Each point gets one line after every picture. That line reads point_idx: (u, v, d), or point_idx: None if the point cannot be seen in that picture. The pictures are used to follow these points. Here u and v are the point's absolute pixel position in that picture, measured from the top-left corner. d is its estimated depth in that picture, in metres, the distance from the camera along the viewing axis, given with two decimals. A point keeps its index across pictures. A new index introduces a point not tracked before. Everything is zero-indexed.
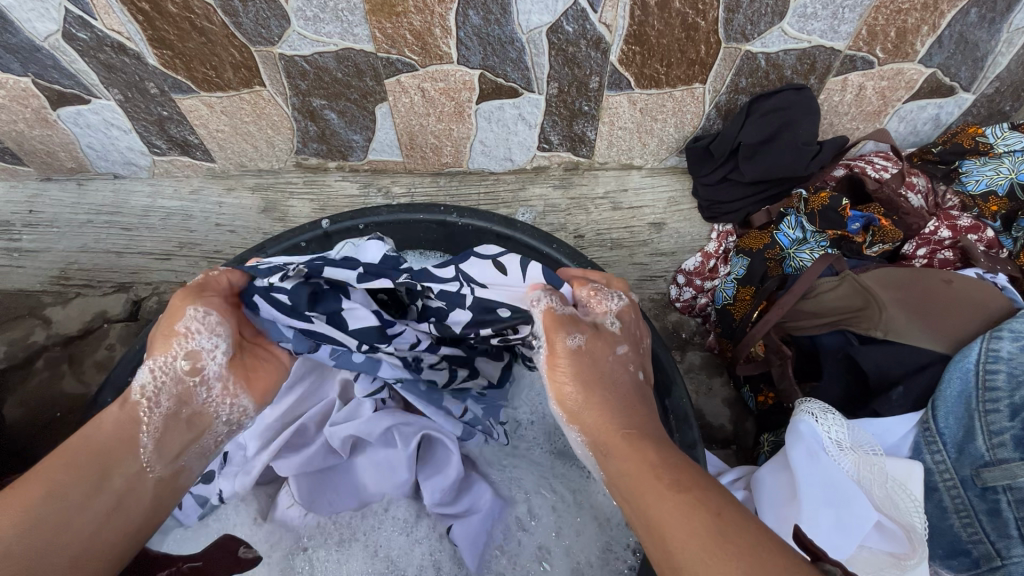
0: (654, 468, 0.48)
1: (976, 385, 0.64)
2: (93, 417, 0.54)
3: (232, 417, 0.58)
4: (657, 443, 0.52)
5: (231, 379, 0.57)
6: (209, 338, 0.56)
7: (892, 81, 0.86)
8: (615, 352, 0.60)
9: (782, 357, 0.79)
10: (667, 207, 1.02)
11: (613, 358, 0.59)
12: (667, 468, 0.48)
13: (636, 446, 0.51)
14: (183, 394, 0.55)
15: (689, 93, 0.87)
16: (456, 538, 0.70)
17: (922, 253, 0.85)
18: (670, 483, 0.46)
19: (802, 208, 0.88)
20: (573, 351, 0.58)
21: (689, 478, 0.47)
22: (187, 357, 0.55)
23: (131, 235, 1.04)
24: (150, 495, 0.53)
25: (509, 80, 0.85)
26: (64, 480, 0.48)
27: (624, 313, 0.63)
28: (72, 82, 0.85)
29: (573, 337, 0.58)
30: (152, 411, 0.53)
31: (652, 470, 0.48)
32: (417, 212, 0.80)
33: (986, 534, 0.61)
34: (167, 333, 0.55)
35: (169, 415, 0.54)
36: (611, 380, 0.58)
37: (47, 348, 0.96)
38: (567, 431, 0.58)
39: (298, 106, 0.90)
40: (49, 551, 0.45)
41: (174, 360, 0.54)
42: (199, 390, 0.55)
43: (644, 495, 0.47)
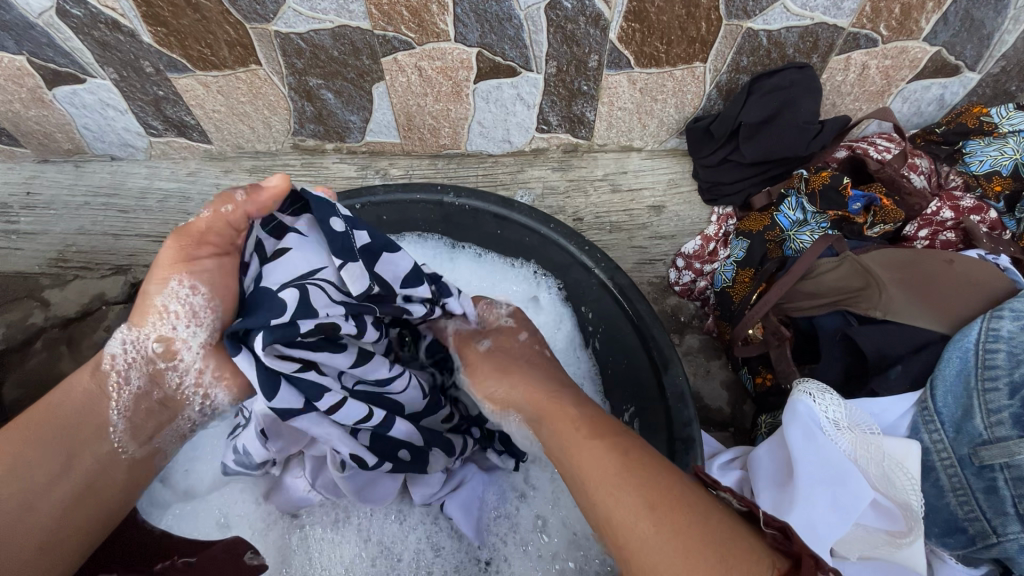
0: (571, 422, 0.55)
1: (975, 364, 0.64)
2: (61, 385, 0.56)
3: (205, 403, 0.62)
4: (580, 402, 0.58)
5: (208, 365, 0.59)
6: (187, 325, 0.56)
7: (896, 60, 0.84)
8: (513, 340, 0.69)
9: (780, 339, 0.78)
10: (667, 189, 1.01)
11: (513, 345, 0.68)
12: (581, 421, 0.54)
13: (557, 407, 0.57)
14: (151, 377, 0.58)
15: (689, 72, 0.86)
16: (451, 511, 0.70)
17: (923, 235, 0.85)
18: (586, 433, 0.53)
19: (802, 188, 0.87)
20: (482, 352, 0.67)
21: (602, 426, 0.53)
22: (160, 341, 0.57)
23: (129, 217, 1.04)
24: (123, 475, 0.56)
25: (507, 59, 0.84)
26: (32, 457, 0.50)
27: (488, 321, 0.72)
28: (66, 61, 0.84)
29: (479, 342, 0.68)
30: (122, 389, 0.56)
31: (572, 425, 0.54)
32: (414, 192, 0.80)
33: (983, 511, 0.61)
34: (144, 309, 0.57)
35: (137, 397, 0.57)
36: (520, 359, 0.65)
37: (46, 329, 0.96)
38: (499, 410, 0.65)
39: (294, 86, 0.89)
40: (20, 528, 0.48)
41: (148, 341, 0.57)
42: (170, 372, 0.58)
43: (567, 447, 0.53)
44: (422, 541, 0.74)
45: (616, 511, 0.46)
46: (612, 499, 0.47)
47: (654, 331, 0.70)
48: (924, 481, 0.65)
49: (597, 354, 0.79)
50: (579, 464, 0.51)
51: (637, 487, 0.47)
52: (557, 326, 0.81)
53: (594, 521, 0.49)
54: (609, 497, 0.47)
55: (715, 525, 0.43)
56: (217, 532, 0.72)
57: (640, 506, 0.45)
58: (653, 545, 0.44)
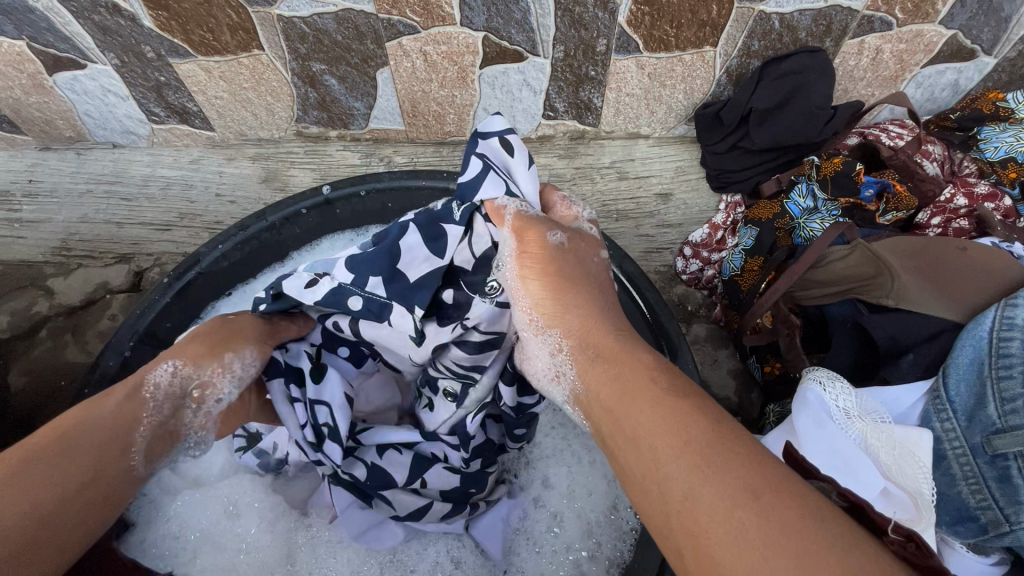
0: (646, 375, 0.44)
1: (988, 352, 0.63)
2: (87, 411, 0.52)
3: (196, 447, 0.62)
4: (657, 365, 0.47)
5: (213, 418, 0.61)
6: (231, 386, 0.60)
7: (911, 44, 0.83)
8: (597, 255, 0.56)
9: (790, 327, 0.77)
10: (675, 177, 1.00)
11: (595, 260, 0.56)
12: (658, 381, 0.44)
13: (624, 356, 0.47)
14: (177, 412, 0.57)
15: (699, 57, 0.84)
16: (477, 538, 0.73)
17: (936, 223, 0.83)
18: (670, 396, 0.42)
19: (813, 175, 0.86)
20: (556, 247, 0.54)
21: (684, 385, 0.43)
22: (199, 387, 0.58)
23: (131, 205, 1.03)
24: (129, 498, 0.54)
25: (514, 43, 0.82)
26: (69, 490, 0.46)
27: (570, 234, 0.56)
28: (67, 46, 0.83)
29: (555, 235, 0.55)
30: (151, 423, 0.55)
31: (644, 383, 0.43)
32: (418, 178, 0.78)
33: (995, 500, 0.61)
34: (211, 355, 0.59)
35: (157, 432, 0.56)
36: (595, 281, 0.54)
37: (50, 317, 0.96)
38: (547, 335, 0.53)
39: (297, 71, 0.88)
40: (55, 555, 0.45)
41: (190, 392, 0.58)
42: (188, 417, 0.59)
43: (635, 399, 0.43)
44: (441, 552, 0.73)
45: (705, 491, 0.36)
46: (706, 478, 0.36)
47: (664, 322, 0.69)
48: (936, 470, 0.65)
49: None
50: (657, 427, 0.40)
51: (739, 470, 0.36)
52: None
53: (659, 495, 0.38)
54: (698, 475, 0.37)
55: (841, 536, 0.33)
56: (227, 520, 0.73)
57: (741, 492, 0.35)
58: (758, 543, 0.33)
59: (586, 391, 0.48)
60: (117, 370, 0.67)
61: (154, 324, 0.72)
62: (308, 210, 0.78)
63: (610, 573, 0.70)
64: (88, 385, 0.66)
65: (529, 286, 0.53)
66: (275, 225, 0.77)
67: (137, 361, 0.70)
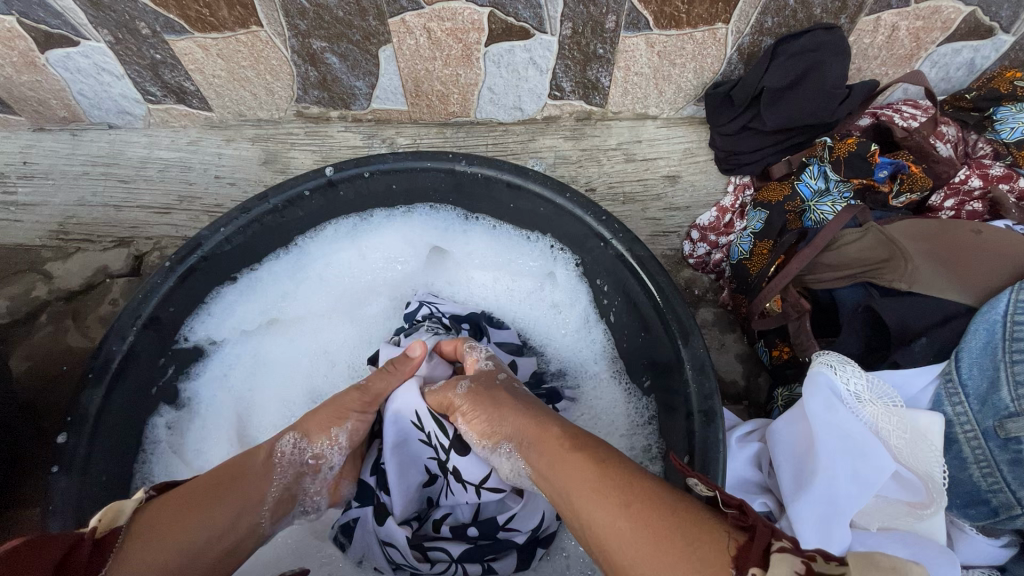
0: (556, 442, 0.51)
1: (1002, 335, 0.63)
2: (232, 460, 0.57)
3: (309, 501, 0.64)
4: (563, 421, 0.55)
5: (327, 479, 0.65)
6: (338, 454, 0.64)
7: (928, 21, 0.80)
8: (458, 390, 0.63)
9: (800, 312, 0.76)
10: (682, 159, 0.98)
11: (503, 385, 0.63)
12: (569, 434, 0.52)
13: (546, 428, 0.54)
14: (298, 479, 0.61)
15: (710, 34, 0.82)
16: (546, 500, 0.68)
17: (950, 205, 0.83)
18: (571, 450, 0.50)
19: (825, 156, 0.85)
20: (464, 394, 0.63)
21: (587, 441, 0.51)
22: (314, 456, 0.62)
23: (130, 187, 1.01)
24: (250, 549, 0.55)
25: (520, 19, 0.80)
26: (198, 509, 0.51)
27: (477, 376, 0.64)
28: (59, 21, 0.80)
29: (461, 384, 0.63)
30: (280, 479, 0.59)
31: (558, 441, 0.51)
32: (423, 160, 0.76)
33: (1007, 482, 0.61)
34: (322, 424, 0.62)
35: (283, 493, 0.59)
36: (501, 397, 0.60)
37: (50, 302, 0.95)
38: (492, 454, 0.60)
39: (298, 49, 0.86)
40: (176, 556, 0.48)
41: (307, 452, 0.61)
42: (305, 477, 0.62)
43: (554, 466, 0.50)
44: None
45: (598, 515, 0.43)
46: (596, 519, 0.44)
47: (675, 305, 0.67)
48: (946, 453, 0.66)
49: (612, 326, 0.80)
50: (565, 472, 0.48)
51: (613, 488, 0.44)
52: (572, 298, 0.84)
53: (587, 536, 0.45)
54: (591, 503, 0.44)
55: (693, 518, 0.41)
56: None
57: (618, 504, 0.43)
58: (628, 546, 0.41)
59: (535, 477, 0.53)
60: (121, 355, 0.67)
61: (158, 309, 0.71)
62: (310, 192, 0.76)
63: None
64: (93, 370, 0.65)
65: (463, 422, 0.62)
66: (279, 208, 0.75)
67: (142, 345, 0.70)
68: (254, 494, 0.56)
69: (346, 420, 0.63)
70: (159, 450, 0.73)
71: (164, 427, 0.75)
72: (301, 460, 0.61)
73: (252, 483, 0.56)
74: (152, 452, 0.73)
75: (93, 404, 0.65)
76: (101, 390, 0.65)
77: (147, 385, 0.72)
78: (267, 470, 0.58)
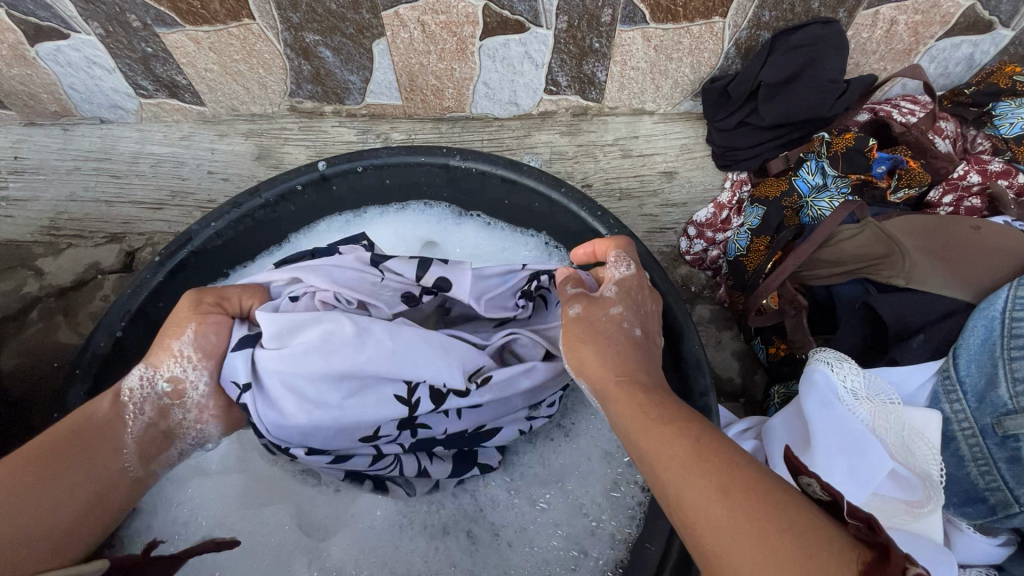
0: (640, 411, 0.46)
1: (1000, 332, 0.62)
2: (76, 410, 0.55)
3: (198, 438, 0.62)
4: (654, 387, 0.49)
5: (211, 404, 0.60)
6: (194, 371, 0.58)
7: (927, 15, 0.80)
8: (570, 314, 0.56)
9: (796, 308, 0.76)
10: (680, 154, 0.97)
11: (607, 318, 0.55)
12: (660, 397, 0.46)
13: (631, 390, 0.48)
14: (161, 412, 0.58)
15: (707, 29, 0.81)
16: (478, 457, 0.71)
17: (948, 200, 0.82)
18: (658, 419, 0.44)
19: (823, 152, 0.84)
20: (573, 318, 0.56)
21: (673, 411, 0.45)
22: (170, 380, 0.58)
23: (122, 183, 1.00)
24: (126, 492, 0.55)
25: (515, 13, 0.79)
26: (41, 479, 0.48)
27: (583, 308, 0.56)
28: (48, 14, 0.79)
29: (572, 307, 0.57)
30: (137, 418, 0.56)
31: (652, 404, 0.46)
32: (417, 155, 0.75)
33: (1004, 481, 0.61)
34: (164, 348, 0.58)
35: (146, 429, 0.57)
36: (607, 336, 0.54)
37: (41, 298, 0.94)
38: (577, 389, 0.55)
39: (291, 42, 0.85)
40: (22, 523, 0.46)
41: (157, 380, 0.57)
42: (175, 408, 0.59)
43: (638, 434, 0.44)
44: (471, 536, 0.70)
45: (688, 493, 0.39)
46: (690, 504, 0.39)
47: (671, 300, 0.67)
48: (944, 451, 0.65)
49: None
50: (655, 437, 0.43)
51: (711, 470, 0.39)
52: None
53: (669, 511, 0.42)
54: (683, 479, 0.40)
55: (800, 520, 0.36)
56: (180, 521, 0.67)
57: (714, 490, 0.38)
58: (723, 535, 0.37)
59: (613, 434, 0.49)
60: (109, 351, 0.66)
61: (147, 304, 0.70)
62: (302, 186, 0.75)
63: (615, 547, 0.68)
64: (79, 366, 0.64)
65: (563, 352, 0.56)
66: (271, 202, 0.74)
67: (130, 341, 0.69)
68: (106, 445, 0.53)
69: (186, 330, 0.58)
70: None
71: None
72: (155, 391, 0.57)
73: (97, 439, 0.53)
74: None
75: (79, 400, 0.64)
76: (87, 386, 0.64)
77: None
78: (115, 412, 0.55)
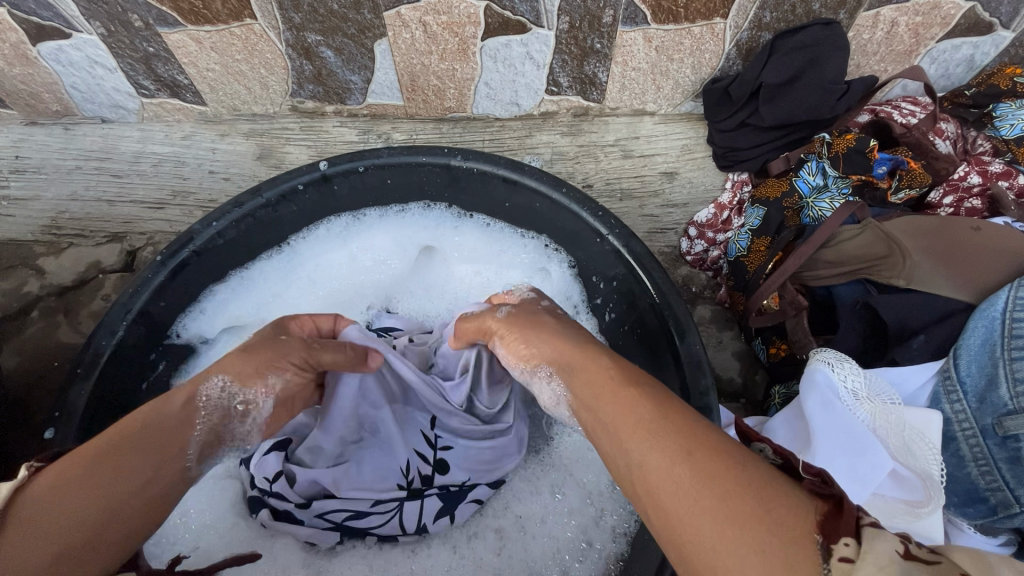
0: (601, 372, 0.47)
1: (1001, 332, 0.62)
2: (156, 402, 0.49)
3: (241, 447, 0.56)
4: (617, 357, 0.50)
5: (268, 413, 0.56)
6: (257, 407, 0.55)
7: (927, 16, 0.80)
8: (496, 314, 0.64)
9: (797, 309, 0.76)
10: (681, 155, 0.97)
11: (542, 308, 0.63)
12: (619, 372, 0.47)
13: (595, 360, 0.49)
14: (223, 428, 0.52)
15: (709, 29, 0.81)
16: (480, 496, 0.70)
17: (948, 202, 0.83)
18: (622, 382, 0.45)
19: (824, 152, 0.84)
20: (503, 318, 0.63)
21: (642, 378, 0.46)
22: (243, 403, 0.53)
23: (122, 182, 1.00)
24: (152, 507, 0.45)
25: (517, 14, 0.79)
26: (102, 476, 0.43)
27: (515, 310, 0.63)
28: (50, 13, 0.79)
29: (501, 309, 0.64)
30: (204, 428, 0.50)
31: (608, 383, 0.46)
32: (418, 155, 0.75)
33: (1005, 481, 0.61)
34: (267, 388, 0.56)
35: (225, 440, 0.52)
36: (538, 326, 0.58)
37: (43, 297, 0.94)
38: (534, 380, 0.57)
39: (292, 42, 0.85)
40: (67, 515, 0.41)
41: (233, 398, 0.53)
42: (235, 425, 0.53)
43: (599, 394, 0.45)
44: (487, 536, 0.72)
45: (653, 456, 0.38)
46: (644, 460, 0.39)
47: (670, 300, 0.67)
48: (944, 451, 0.65)
49: (608, 326, 0.80)
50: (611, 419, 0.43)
51: (673, 432, 0.39)
52: (566, 297, 0.83)
53: (624, 474, 0.40)
54: (645, 443, 0.39)
55: (752, 483, 0.35)
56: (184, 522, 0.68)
57: (679, 450, 0.38)
58: (682, 489, 0.36)
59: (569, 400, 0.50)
60: (110, 350, 0.66)
61: (148, 303, 0.70)
62: (303, 187, 0.75)
63: (617, 540, 0.69)
64: (81, 365, 0.64)
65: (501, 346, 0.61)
66: (272, 203, 0.74)
67: (131, 340, 0.69)
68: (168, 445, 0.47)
69: (284, 371, 0.57)
70: None
71: None
72: (229, 405, 0.52)
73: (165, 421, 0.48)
74: None
75: (81, 400, 0.63)
76: (88, 387, 0.64)
77: (135, 381, 0.71)
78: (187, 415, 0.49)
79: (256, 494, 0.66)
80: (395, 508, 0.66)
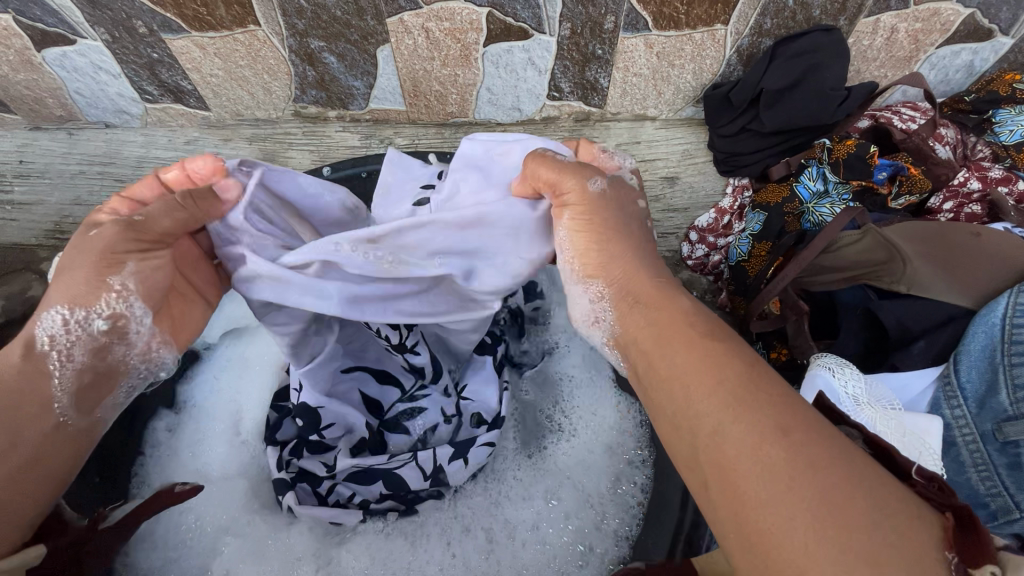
0: (681, 320, 0.47)
1: (1001, 338, 0.62)
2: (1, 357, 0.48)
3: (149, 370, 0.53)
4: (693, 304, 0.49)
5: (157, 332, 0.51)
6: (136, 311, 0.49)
7: (927, 23, 0.81)
8: (589, 185, 0.53)
9: (798, 313, 0.76)
10: (682, 160, 0.98)
11: (630, 209, 0.56)
12: (699, 325, 0.46)
13: (670, 308, 0.48)
14: (99, 351, 0.49)
15: (709, 36, 0.82)
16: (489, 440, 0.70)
17: (949, 207, 0.82)
18: (701, 336, 0.45)
19: (825, 158, 0.84)
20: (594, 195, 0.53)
21: (723, 334, 0.45)
22: (108, 318, 0.48)
23: (125, 187, 1.00)
24: (66, 447, 0.49)
25: (519, 20, 0.80)
26: None
27: (607, 189, 0.54)
28: (55, 20, 0.79)
29: (595, 182, 0.53)
30: (64, 367, 0.48)
31: (686, 336, 0.45)
32: (420, 161, 0.76)
33: (1005, 486, 0.61)
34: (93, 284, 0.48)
35: (82, 374, 0.49)
36: (618, 233, 0.53)
37: (45, 301, 0.94)
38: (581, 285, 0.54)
39: (296, 48, 0.85)
40: None
41: (94, 320, 0.48)
42: (117, 347, 0.50)
43: (671, 342, 0.45)
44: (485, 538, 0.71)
45: (734, 428, 0.38)
46: (719, 427, 0.39)
47: None
48: (944, 456, 0.65)
49: None
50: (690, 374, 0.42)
51: (766, 409, 0.39)
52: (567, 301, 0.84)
53: (694, 431, 0.41)
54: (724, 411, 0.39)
55: (843, 475, 0.35)
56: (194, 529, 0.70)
57: (770, 429, 0.38)
58: (772, 473, 0.36)
59: (630, 335, 0.50)
60: None
61: None
62: None
63: (619, 545, 0.69)
64: None
65: (567, 235, 0.54)
66: None
67: None
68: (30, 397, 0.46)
69: (123, 267, 0.48)
70: (160, 454, 0.74)
71: (164, 430, 0.75)
72: (86, 330, 0.48)
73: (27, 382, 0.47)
74: (152, 453, 0.73)
75: None
76: None
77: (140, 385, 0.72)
78: (33, 365, 0.47)
79: (284, 478, 0.67)
80: (410, 457, 0.68)
